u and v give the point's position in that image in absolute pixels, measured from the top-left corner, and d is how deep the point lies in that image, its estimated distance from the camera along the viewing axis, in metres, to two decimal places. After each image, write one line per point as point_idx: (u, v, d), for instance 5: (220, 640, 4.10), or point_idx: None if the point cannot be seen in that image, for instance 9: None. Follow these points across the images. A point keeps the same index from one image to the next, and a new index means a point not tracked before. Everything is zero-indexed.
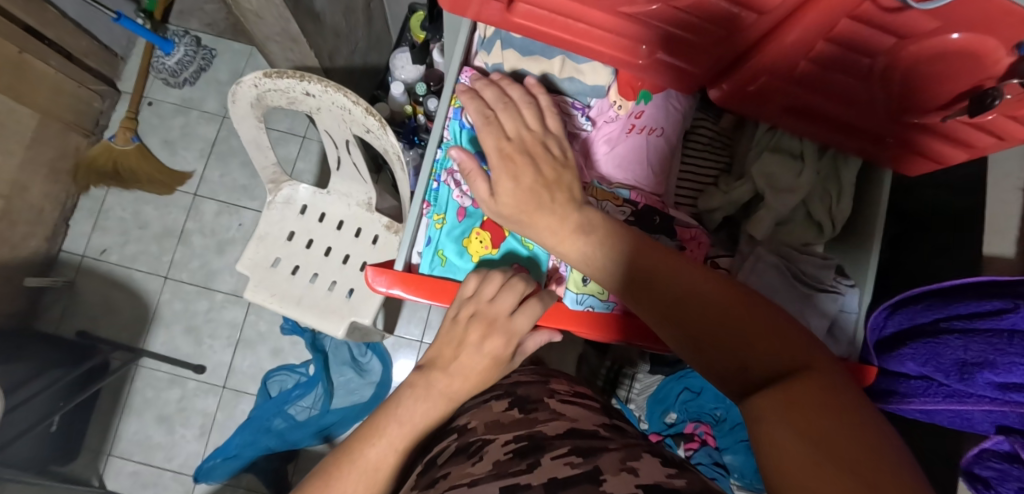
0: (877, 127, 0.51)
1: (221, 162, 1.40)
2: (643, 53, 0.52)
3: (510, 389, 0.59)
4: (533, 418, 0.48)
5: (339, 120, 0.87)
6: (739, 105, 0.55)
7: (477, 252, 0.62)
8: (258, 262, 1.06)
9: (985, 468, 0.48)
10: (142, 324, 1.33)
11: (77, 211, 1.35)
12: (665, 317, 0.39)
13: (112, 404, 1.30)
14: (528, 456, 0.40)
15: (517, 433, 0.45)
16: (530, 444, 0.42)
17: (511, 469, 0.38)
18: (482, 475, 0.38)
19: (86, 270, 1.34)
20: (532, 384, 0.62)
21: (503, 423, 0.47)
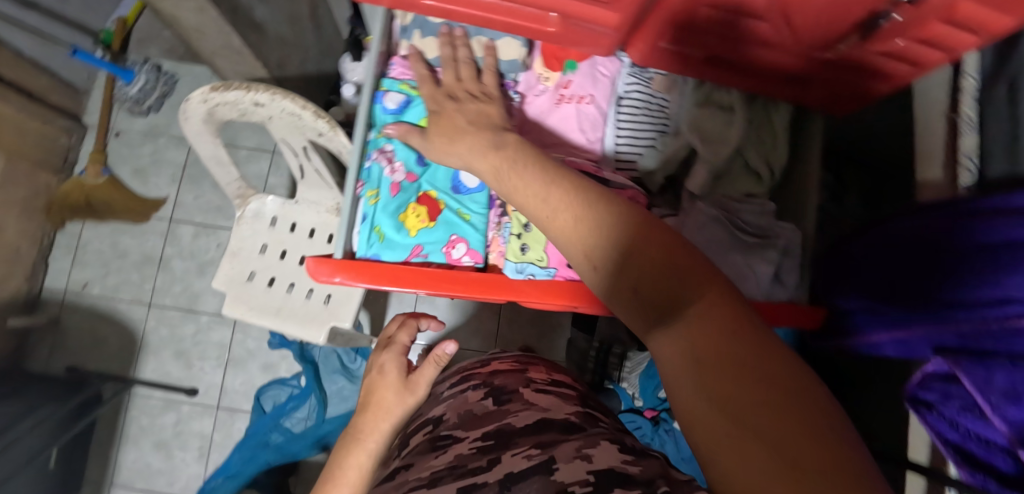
0: (780, 65, 0.58)
1: (193, 185, 1.40)
2: (554, 21, 0.56)
3: (489, 376, 0.64)
4: (505, 411, 0.53)
5: (292, 127, 0.88)
6: (657, 63, 0.61)
7: (415, 226, 0.62)
8: (233, 277, 1.06)
9: (928, 391, 0.46)
10: (131, 353, 1.34)
11: (55, 248, 1.36)
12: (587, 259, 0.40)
13: (109, 435, 1.31)
14: (489, 452, 0.45)
15: (486, 429, 0.50)
16: (495, 442, 0.47)
17: (472, 466, 0.43)
18: (441, 470, 0.43)
19: (69, 305, 1.34)
20: (511, 372, 0.65)
21: (473, 418, 0.53)
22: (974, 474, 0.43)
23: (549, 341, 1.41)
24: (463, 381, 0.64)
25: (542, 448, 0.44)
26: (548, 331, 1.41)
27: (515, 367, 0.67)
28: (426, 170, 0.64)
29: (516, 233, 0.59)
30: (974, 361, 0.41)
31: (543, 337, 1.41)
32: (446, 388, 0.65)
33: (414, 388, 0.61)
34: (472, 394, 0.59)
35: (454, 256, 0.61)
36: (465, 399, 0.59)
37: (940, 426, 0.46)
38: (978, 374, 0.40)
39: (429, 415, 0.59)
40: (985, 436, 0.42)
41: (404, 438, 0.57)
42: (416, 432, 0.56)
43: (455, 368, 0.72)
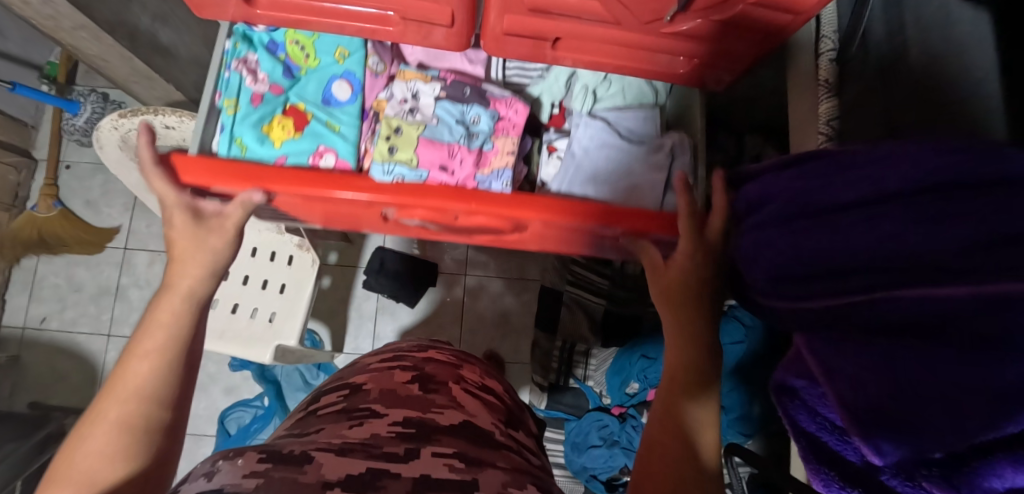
0: (641, 39, 0.65)
1: (146, 212, 1.39)
2: (392, 21, 0.66)
3: (421, 360, 0.54)
4: (429, 399, 0.45)
5: None
6: (514, 50, 0.69)
7: (280, 136, 0.75)
8: None
9: (797, 377, 0.43)
10: (93, 385, 1.33)
11: (11, 285, 1.36)
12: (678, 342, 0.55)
13: None
14: (411, 441, 0.37)
15: (407, 413, 0.41)
16: (415, 430, 0.39)
17: (386, 450, 0.35)
18: (354, 442, 0.36)
19: (28, 341, 1.34)
20: (443, 363, 0.54)
21: (395, 398, 0.44)
22: (819, 469, 0.40)
23: (514, 343, 1.39)
24: (391, 360, 0.54)
25: (467, 460, 0.36)
26: (512, 334, 1.39)
27: (451, 360, 0.56)
28: (292, 86, 0.78)
29: (383, 138, 0.73)
30: (825, 346, 0.40)
31: (507, 340, 1.39)
32: (374, 362, 0.54)
33: (214, 229, 0.63)
34: (397, 372, 0.50)
35: (322, 163, 0.75)
36: (389, 374, 0.49)
37: (798, 415, 0.42)
38: (834, 360, 0.38)
39: (350, 381, 0.49)
40: (838, 424, 0.40)
41: (321, 396, 0.48)
42: (332, 394, 0.48)
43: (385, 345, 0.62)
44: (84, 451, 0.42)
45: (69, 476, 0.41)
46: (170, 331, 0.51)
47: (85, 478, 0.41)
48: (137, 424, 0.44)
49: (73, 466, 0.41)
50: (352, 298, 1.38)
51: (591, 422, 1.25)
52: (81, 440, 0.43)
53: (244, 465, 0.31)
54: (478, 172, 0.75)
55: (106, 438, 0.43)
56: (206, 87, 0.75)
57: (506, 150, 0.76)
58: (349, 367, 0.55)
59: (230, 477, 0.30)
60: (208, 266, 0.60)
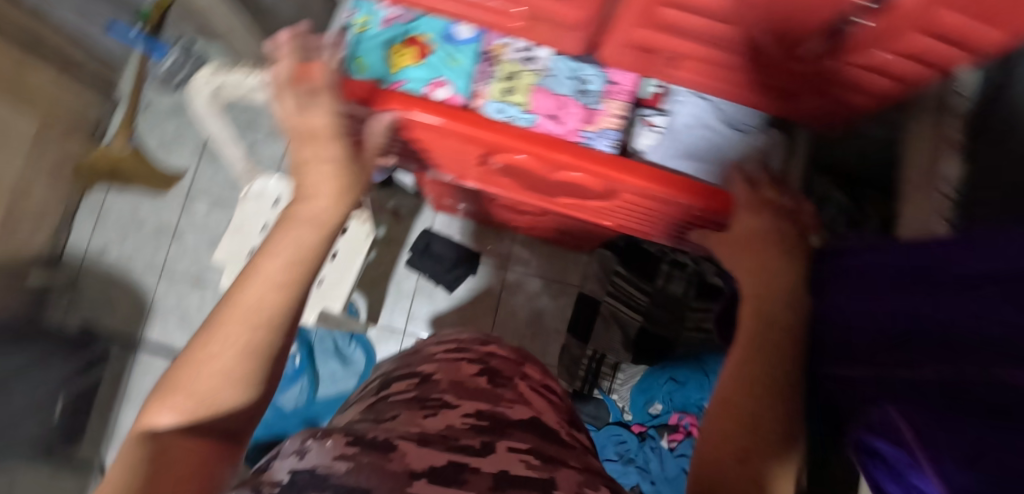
0: (754, 72, 0.64)
1: (212, 160, 1.44)
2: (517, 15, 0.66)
3: (485, 354, 0.54)
4: (498, 394, 0.45)
5: None
6: (622, 60, 0.70)
7: (400, 63, 0.76)
8: (233, 253, 1.08)
9: (879, 439, 0.39)
10: (141, 315, 1.40)
11: (80, 210, 1.44)
12: (760, 271, 0.53)
13: (112, 393, 1.37)
14: (485, 434, 0.37)
15: (478, 406, 0.42)
16: (488, 423, 0.39)
17: (463, 443, 0.35)
18: (431, 432, 0.36)
19: (88, 265, 1.42)
20: (507, 359, 0.55)
21: (465, 390, 0.45)
22: None
23: (543, 342, 1.39)
24: (455, 351, 0.55)
25: (541, 458, 0.36)
26: (542, 333, 1.39)
27: (513, 356, 0.57)
28: (420, 19, 0.78)
29: (500, 79, 0.76)
30: (928, 416, 0.36)
31: (536, 339, 1.39)
32: (439, 351, 0.55)
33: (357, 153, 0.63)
34: (464, 364, 0.51)
35: (435, 94, 0.75)
36: (457, 366, 0.50)
37: (885, 480, 0.39)
38: (934, 436, 0.34)
39: (418, 369, 0.50)
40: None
41: (390, 382, 0.49)
42: (401, 381, 0.48)
43: (452, 334, 0.63)
44: (211, 355, 0.39)
45: (193, 377, 0.38)
46: (307, 247, 0.47)
47: (210, 386, 0.38)
48: (260, 348, 0.40)
49: (199, 369, 0.38)
50: (393, 274, 1.40)
51: (609, 436, 1.26)
52: (210, 340, 0.40)
53: (333, 446, 0.31)
54: (585, 129, 0.75)
55: (233, 351, 0.39)
56: (344, 8, 0.81)
57: (615, 113, 0.75)
58: (414, 356, 0.55)
59: (321, 457, 0.29)
60: (341, 185, 0.56)
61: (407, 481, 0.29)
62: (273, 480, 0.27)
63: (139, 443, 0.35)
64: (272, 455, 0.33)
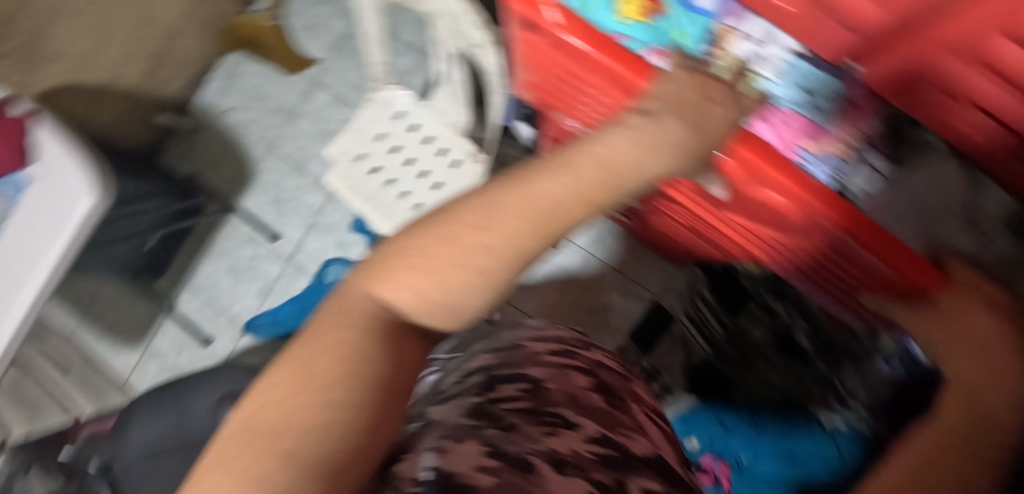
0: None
1: (343, 57, 1.46)
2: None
3: (596, 365, 0.46)
4: (618, 417, 0.39)
5: (452, 30, 0.80)
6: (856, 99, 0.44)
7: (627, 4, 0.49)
8: (344, 153, 1.11)
9: None
10: (241, 182, 1.48)
11: (216, 70, 1.53)
12: (969, 333, 0.43)
13: (199, 242, 1.48)
14: (618, 474, 0.32)
15: (600, 429, 0.36)
16: (615, 457, 0.33)
17: (595, 481, 0.30)
18: (560, 454, 0.31)
19: (209, 123, 1.51)
20: (618, 370, 0.48)
21: (583, 403, 0.39)
22: None
23: (599, 337, 1.36)
24: (562, 348, 0.47)
25: None
26: (601, 328, 1.36)
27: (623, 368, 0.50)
28: None
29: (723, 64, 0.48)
30: None
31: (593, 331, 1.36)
32: (544, 350, 0.46)
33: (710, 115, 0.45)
34: (576, 372, 0.43)
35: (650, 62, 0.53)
36: (568, 375, 0.42)
37: None
38: None
39: (523, 371, 0.41)
40: None
41: (488, 381, 0.40)
42: (502, 381, 0.40)
43: (555, 324, 0.55)
44: (474, 244, 0.29)
45: (444, 257, 0.29)
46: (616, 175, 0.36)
47: (458, 276, 0.29)
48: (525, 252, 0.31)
49: (454, 255, 0.29)
50: None
51: None
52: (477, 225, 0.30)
53: (471, 453, 0.28)
54: (804, 148, 0.50)
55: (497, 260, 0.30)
56: None
57: (849, 140, 0.47)
58: (514, 352, 0.45)
59: (462, 464, 0.27)
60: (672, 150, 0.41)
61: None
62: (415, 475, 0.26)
63: (365, 314, 0.29)
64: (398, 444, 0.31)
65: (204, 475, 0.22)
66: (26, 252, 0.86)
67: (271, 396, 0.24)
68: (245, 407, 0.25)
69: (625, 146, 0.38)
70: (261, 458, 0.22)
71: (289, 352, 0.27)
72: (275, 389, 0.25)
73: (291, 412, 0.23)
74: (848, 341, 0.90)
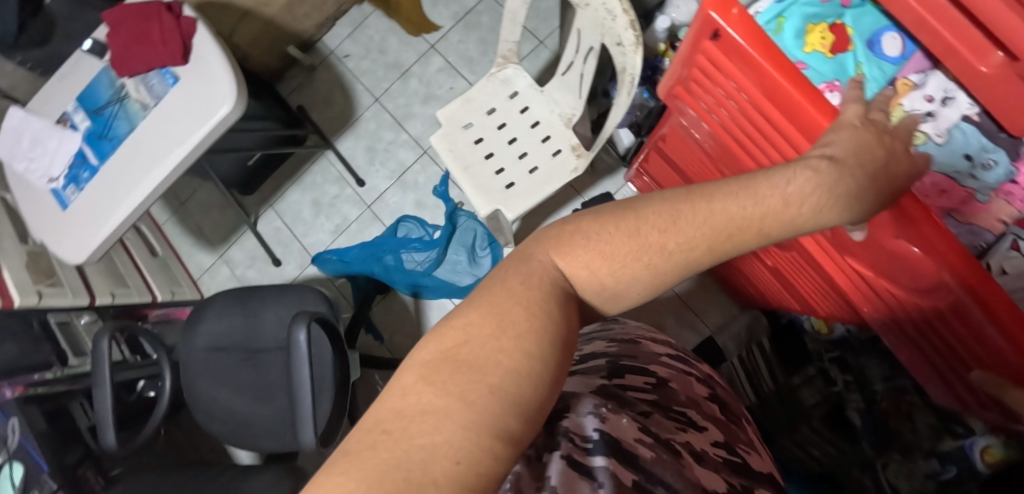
0: None
1: (465, 30, 1.51)
2: (994, 61, 0.53)
3: (709, 378, 0.47)
4: (734, 432, 0.40)
5: (598, 24, 0.84)
6: None
7: (815, 44, 0.73)
8: (454, 119, 1.14)
9: None
10: (342, 124, 1.56)
11: (345, 16, 1.60)
12: None
13: (291, 171, 1.57)
14: (744, 482, 0.33)
15: (722, 437, 0.37)
16: (739, 466, 0.35)
17: (726, 480, 0.32)
18: (694, 451, 0.33)
19: (327, 63, 1.60)
20: (728, 389, 0.48)
21: (703, 410, 0.40)
22: None
23: None
24: (678, 357, 0.48)
25: None
26: None
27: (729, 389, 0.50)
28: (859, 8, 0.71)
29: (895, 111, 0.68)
30: None
31: None
32: (661, 351, 0.48)
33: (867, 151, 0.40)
34: (694, 381, 0.44)
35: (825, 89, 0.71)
36: (688, 381, 0.43)
37: None
38: None
39: (648, 366, 0.43)
40: None
41: (614, 366, 0.42)
42: (630, 370, 0.41)
43: (655, 329, 0.55)
44: (653, 244, 0.32)
45: (624, 249, 0.32)
46: (802, 207, 0.35)
47: (629, 271, 0.32)
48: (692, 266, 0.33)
49: (636, 247, 0.32)
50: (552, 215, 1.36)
51: None
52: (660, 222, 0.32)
53: (628, 428, 0.30)
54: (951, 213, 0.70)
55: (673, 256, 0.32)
56: None
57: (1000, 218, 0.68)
58: (633, 345, 0.47)
59: (624, 431, 0.30)
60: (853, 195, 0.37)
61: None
62: (582, 434, 0.29)
63: (547, 278, 0.31)
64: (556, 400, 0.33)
65: (413, 389, 0.25)
66: (166, 141, 0.95)
67: (473, 329, 0.27)
68: (444, 333, 0.27)
69: (819, 178, 0.36)
70: (464, 386, 0.24)
71: (484, 295, 0.30)
72: (473, 328, 0.27)
73: (492, 349, 0.26)
74: (902, 427, 0.88)
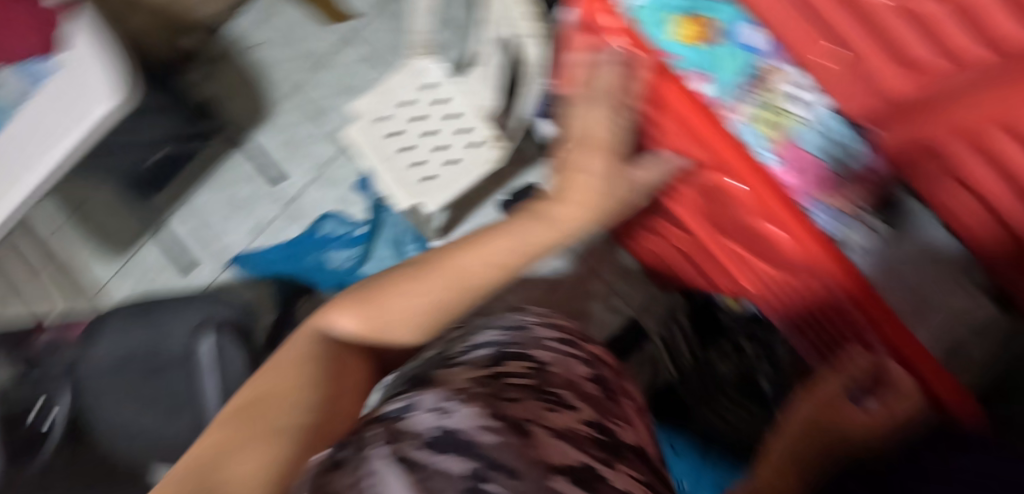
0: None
1: (384, 19, 1.46)
2: None
3: (596, 358, 0.48)
4: (610, 407, 0.42)
5: (504, 14, 0.84)
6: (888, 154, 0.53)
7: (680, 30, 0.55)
8: (368, 111, 1.11)
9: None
10: (255, 118, 1.48)
11: (255, 2, 1.51)
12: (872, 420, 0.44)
13: (201, 168, 1.47)
14: (608, 453, 0.35)
15: (595, 413, 0.39)
16: (606, 440, 0.37)
17: (589, 453, 0.34)
18: (560, 430, 0.34)
19: (236, 52, 1.50)
20: (613, 367, 0.50)
21: (580, 390, 0.41)
22: None
23: None
24: (566, 339, 0.49)
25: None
26: None
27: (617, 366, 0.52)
28: None
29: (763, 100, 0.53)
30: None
31: None
32: (549, 334, 0.49)
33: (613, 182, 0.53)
34: (577, 361, 0.45)
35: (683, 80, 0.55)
36: (570, 362, 0.44)
37: None
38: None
39: (530, 351, 0.44)
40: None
41: (496, 355, 0.43)
42: (510, 357, 0.42)
43: (560, 315, 0.56)
44: (400, 302, 0.43)
45: (380, 308, 0.44)
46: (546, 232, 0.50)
47: (388, 319, 0.44)
48: (441, 304, 0.44)
49: (387, 306, 0.44)
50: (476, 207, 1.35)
51: None
52: (407, 281, 0.45)
53: (472, 416, 0.31)
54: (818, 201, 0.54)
55: (414, 307, 0.43)
56: None
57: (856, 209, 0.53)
58: (522, 332, 0.48)
59: (469, 419, 0.31)
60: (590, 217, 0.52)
61: (547, 476, 0.28)
62: (416, 432, 0.29)
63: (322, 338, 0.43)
64: (413, 399, 0.33)
65: (209, 434, 0.34)
66: (38, 139, 0.85)
67: (273, 377, 0.38)
68: (255, 383, 0.38)
69: (552, 220, 0.51)
70: (264, 421, 0.34)
71: (281, 356, 0.41)
72: (272, 376, 0.38)
73: (285, 392, 0.36)
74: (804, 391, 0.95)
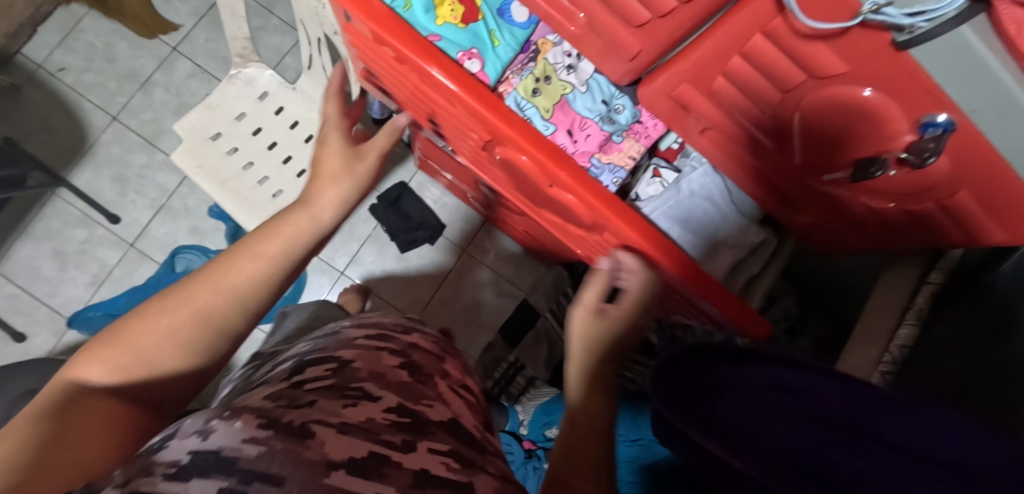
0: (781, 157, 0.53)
1: (211, 27, 1.34)
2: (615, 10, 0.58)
3: (409, 347, 0.49)
4: (419, 391, 0.42)
5: (314, 14, 0.79)
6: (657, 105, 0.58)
7: (443, 16, 0.63)
8: (196, 130, 1.01)
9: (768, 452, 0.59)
10: (74, 154, 1.30)
11: (49, 20, 1.31)
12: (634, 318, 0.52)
13: (13, 220, 1.26)
14: (407, 432, 0.36)
15: (398, 400, 0.39)
16: (409, 421, 0.37)
17: (383, 439, 0.34)
18: (353, 423, 0.34)
19: (36, 81, 1.30)
20: (430, 353, 0.51)
21: (386, 381, 0.41)
22: None
23: (469, 334, 1.39)
24: (377, 336, 0.49)
25: (461, 461, 0.36)
26: (472, 326, 1.39)
27: (437, 350, 0.53)
28: None
29: (535, 75, 0.67)
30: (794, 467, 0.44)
31: (464, 327, 1.39)
32: (359, 335, 0.48)
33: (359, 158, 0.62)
34: (386, 354, 0.46)
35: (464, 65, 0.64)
36: (378, 355, 0.45)
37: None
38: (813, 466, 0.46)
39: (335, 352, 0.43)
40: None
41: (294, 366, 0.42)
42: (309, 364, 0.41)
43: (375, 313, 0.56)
44: (162, 325, 0.40)
45: (138, 338, 0.40)
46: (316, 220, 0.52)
47: (147, 348, 0.40)
48: (215, 315, 0.43)
49: (148, 331, 0.40)
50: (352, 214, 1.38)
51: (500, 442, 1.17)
52: (163, 304, 0.41)
53: (242, 428, 0.27)
54: (596, 155, 0.68)
55: (177, 322, 0.41)
56: None
57: (630, 153, 0.68)
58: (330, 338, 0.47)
59: (227, 438, 0.26)
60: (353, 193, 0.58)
61: (325, 471, 0.28)
62: (167, 462, 0.25)
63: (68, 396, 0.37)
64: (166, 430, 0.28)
65: None
66: None
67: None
68: None
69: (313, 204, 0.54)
70: None
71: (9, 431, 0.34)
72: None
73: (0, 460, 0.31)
74: None
